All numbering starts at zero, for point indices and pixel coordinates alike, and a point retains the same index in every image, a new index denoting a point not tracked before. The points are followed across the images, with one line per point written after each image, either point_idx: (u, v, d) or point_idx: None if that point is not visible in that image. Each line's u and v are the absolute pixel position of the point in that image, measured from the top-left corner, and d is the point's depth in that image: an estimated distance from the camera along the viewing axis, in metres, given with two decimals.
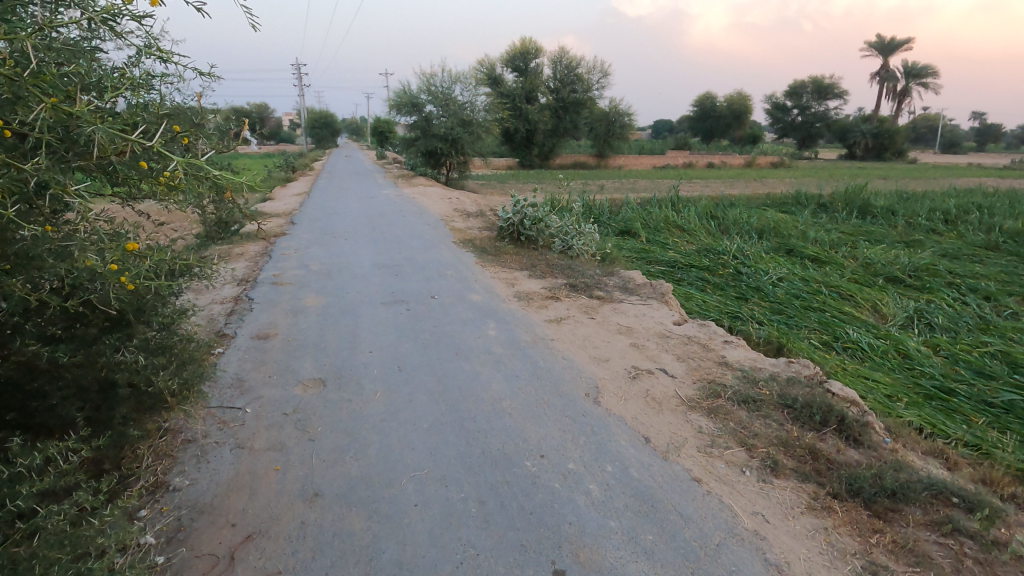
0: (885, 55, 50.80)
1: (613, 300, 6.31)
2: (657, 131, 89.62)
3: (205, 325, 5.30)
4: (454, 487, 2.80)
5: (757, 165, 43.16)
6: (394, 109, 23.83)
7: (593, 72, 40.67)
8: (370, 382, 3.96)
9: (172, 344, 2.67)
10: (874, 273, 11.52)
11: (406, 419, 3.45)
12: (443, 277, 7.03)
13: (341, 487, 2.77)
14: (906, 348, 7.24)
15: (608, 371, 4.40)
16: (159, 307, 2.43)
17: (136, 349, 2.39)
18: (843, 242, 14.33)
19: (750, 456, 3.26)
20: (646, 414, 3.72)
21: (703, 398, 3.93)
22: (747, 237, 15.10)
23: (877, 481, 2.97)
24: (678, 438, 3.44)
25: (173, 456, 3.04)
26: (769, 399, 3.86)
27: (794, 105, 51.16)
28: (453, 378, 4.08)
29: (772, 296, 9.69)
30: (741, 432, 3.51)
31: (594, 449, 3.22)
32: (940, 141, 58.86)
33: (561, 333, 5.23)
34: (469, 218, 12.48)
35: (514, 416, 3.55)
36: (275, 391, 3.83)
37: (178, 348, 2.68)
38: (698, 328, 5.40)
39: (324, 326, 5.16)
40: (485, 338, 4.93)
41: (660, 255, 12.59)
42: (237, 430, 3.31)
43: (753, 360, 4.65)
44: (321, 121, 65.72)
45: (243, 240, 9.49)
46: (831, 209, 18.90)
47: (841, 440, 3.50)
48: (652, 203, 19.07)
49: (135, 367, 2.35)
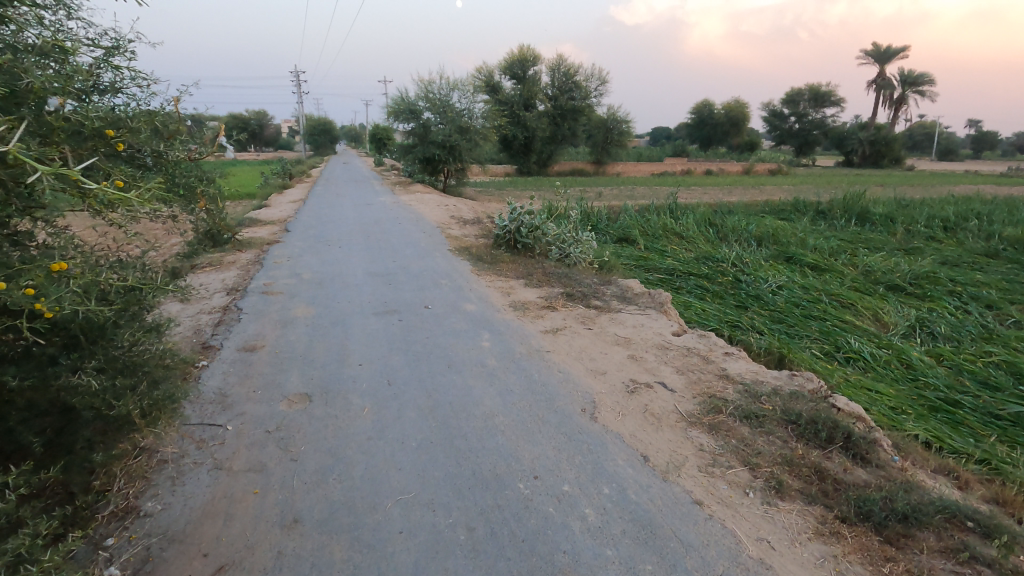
0: (881, 63, 51.04)
1: (611, 310, 6.18)
2: (655, 138, 89.90)
3: (190, 337, 5.16)
4: (442, 513, 2.66)
5: (754, 172, 43.23)
6: (392, 116, 23.80)
7: (591, 79, 40.78)
8: (358, 397, 3.82)
9: (143, 364, 2.53)
10: (874, 281, 11.41)
11: (394, 438, 3.31)
12: (438, 286, 6.90)
13: (322, 512, 2.62)
14: (909, 359, 7.10)
15: (605, 385, 4.25)
16: (117, 330, 2.30)
17: (95, 372, 2.21)
18: (842, 249, 14.24)
19: (753, 476, 3.12)
20: (644, 431, 3.57)
21: (703, 413, 3.79)
22: (746, 244, 15.01)
23: (887, 505, 2.83)
24: (678, 456, 3.29)
25: (147, 477, 2.89)
26: (772, 414, 3.72)
27: (791, 113, 51.33)
28: (445, 393, 3.93)
29: (772, 304, 9.57)
30: (744, 449, 3.37)
31: (590, 469, 3.07)
32: (937, 149, 59.04)
33: (557, 344, 5.10)
34: (465, 225, 12.36)
35: (507, 433, 3.40)
36: (259, 407, 3.68)
37: (149, 368, 2.54)
38: (697, 339, 5.26)
39: (314, 337, 5.02)
40: (479, 350, 4.79)
41: (658, 262, 12.49)
42: (216, 449, 3.16)
43: (755, 372, 4.51)
44: (320, 128, 65.81)
45: (235, 249, 9.36)
46: (830, 216, 18.83)
47: (848, 458, 3.36)
48: (651, 210, 18.99)
49: (95, 392, 2.18)
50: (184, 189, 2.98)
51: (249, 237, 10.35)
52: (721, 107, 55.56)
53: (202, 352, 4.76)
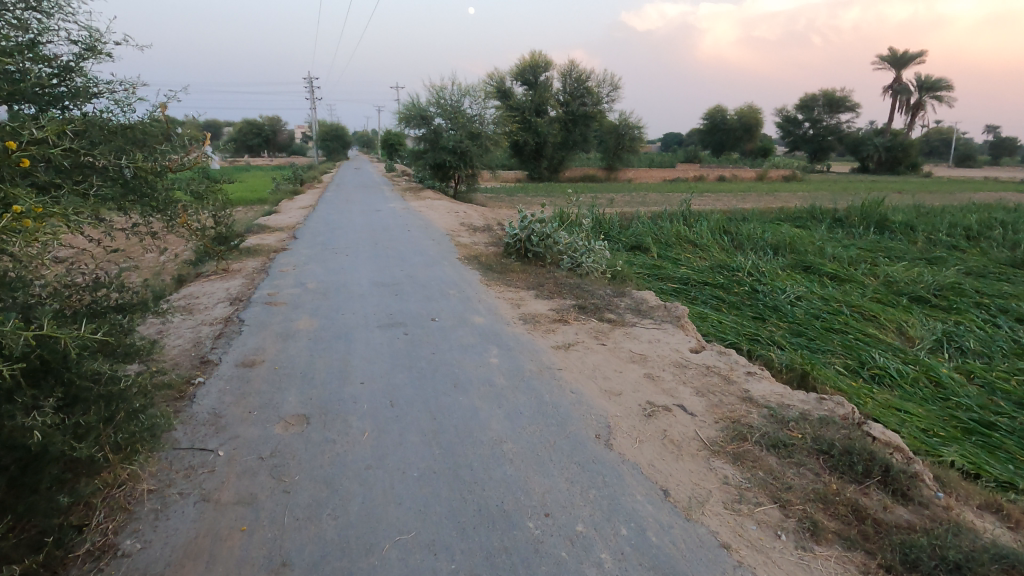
0: (898, 68, 50.37)
1: (625, 324, 5.92)
2: (666, 144, 89.52)
3: (189, 351, 5.00)
4: (444, 556, 2.43)
5: (768, 178, 42.73)
6: (403, 122, 23.72)
7: (603, 85, 40.59)
8: (358, 420, 3.61)
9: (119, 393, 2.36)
10: (897, 291, 11.04)
11: (394, 467, 3.09)
12: (445, 297, 6.68)
13: (313, 555, 2.41)
14: (938, 375, 6.77)
15: (620, 407, 4.00)
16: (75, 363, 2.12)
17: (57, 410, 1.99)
18: (862, 258, 13.85)
19: (785, 515, 2.85)
20: (664, 460, 3.32)
21: (727, 441, 3.53)
22: (762, 253, 14.67)
23: (936, 552, 2.56)
24: (702, 490, 3.04)
25: (129, 510, 2.69)
26: (801, 443, 3.45)
27: (805, 118, 50.76)
28: (449, 416, 3.70)
29: (791, 316, 9.26)
30: (773, 483, 3.10)
31: (605, 506, 2.83)
32: (955, 155, 58.07)
33: (569, 361, 4.85)
34: (475, 233, 12.17)
35: (515, 462, 3.17)
36: (253, 430, 3.47)
37: (123, 398, 2.37)
38: (717, 357, 5.00)
39: (315, 352, 4.83)
40: (487, 368, 4.56)
41: (672, 271, 12.20)
42: (204, 479, 2.96)
43: (780, 394, 4.24)
44: (333, 134, 66.18)
45: (241, 257, 9.23)
46: (848, 224, 18.41)
47: (888, 494, 3.08)
48: (664, 217, 18.69)
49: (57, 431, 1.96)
50: (161, 199, 2.80)
51: (256, 244, 10.22)
52: (734, 113, 55.09)
53: (200, 367, 4.59)
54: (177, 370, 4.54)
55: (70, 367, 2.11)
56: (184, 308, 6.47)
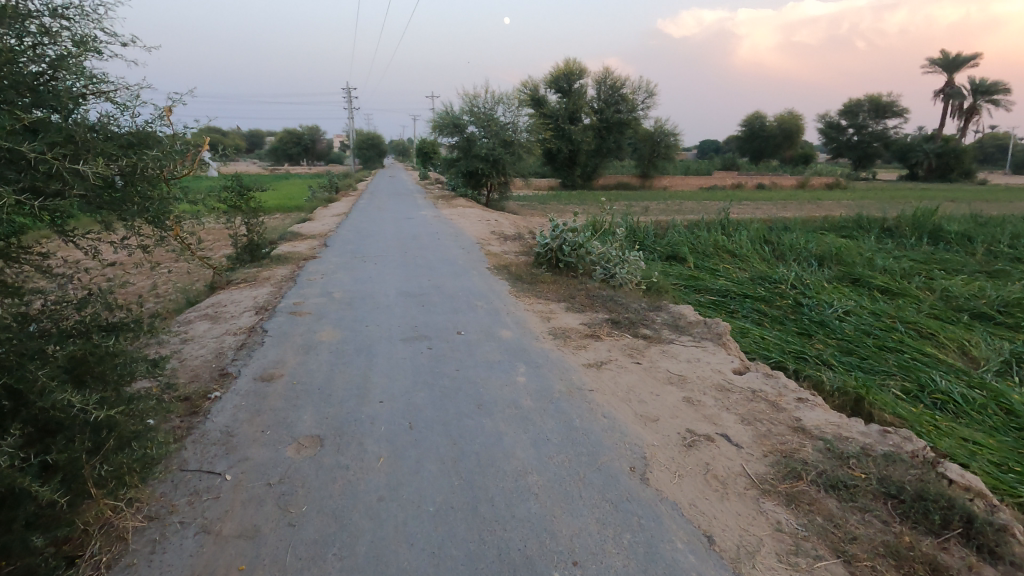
0: (950, 72, 48.18)
1: (661, 341, 5.56)
2: (703, 151, 88.04)
3: (210, 363, 4.91)
4: None
5: (810, 186, 41.33)
6: (436, 130, 23.80)
7: (638, 92, 40.05)
8: (374, 443, 3.38)
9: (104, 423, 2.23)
10: (956, 307, 10.28)
11: (408, 500, 2.84)
12: (472, 309, 6.44)
13: None
14: (1010, 402, 6.15)
15: (658, 435, 3.66)
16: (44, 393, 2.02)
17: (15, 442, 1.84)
18: (915, 270, 13.05)
19: (850, 573, 2.48)
20: (707, 500, 2.97)
21: (778, 479, 3.16)
22: (806, 264, 14.00)
23: None
24: (751, 538, 2.68)
25: (127, 538, 2.51)
26: (866, 485, 3.06)
27: (849, 124, 49.01)
28: (471, 441, 3.44)
29: (839, 332, 8.68)
30: (834, 532, 2.73)
31: (641, 555, 2.51)
32: (1012, 162, 55.10)
33: (602, 381, 4.54)
34: (506, 241, 11.95)
35: (541, 498, 2.88)
36: (264, 452, 3.29)
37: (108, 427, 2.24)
38: (763, 380, 4.59)
39: (336, 366, 4.65)
40: (513, 387, 4.27)
41: (710, 283, 11.72)
42: (208, 507, 2.77)
43: (837, 425, 3.82)
44: (370, 143, 67.38)
45: (271, 265, 9.26)
46: (899, 234, 17.46)
47: (971, 550, 2.66)
48: (701, 226, 18.12)
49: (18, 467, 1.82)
50: (157, 213, 2.61)
51: (287, 252, 10.24)
52: (774, 119, 53.62)
53: (219, 380, 4.47)
54: (196, 383, 4.43)
55: (37, 398, 2.00)
56: (211, 317, 6.43)
